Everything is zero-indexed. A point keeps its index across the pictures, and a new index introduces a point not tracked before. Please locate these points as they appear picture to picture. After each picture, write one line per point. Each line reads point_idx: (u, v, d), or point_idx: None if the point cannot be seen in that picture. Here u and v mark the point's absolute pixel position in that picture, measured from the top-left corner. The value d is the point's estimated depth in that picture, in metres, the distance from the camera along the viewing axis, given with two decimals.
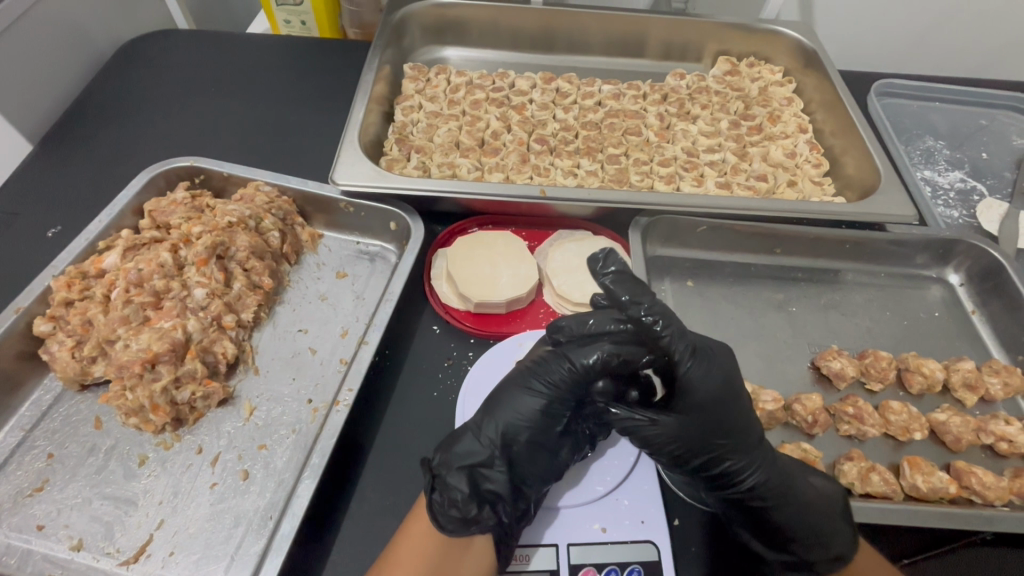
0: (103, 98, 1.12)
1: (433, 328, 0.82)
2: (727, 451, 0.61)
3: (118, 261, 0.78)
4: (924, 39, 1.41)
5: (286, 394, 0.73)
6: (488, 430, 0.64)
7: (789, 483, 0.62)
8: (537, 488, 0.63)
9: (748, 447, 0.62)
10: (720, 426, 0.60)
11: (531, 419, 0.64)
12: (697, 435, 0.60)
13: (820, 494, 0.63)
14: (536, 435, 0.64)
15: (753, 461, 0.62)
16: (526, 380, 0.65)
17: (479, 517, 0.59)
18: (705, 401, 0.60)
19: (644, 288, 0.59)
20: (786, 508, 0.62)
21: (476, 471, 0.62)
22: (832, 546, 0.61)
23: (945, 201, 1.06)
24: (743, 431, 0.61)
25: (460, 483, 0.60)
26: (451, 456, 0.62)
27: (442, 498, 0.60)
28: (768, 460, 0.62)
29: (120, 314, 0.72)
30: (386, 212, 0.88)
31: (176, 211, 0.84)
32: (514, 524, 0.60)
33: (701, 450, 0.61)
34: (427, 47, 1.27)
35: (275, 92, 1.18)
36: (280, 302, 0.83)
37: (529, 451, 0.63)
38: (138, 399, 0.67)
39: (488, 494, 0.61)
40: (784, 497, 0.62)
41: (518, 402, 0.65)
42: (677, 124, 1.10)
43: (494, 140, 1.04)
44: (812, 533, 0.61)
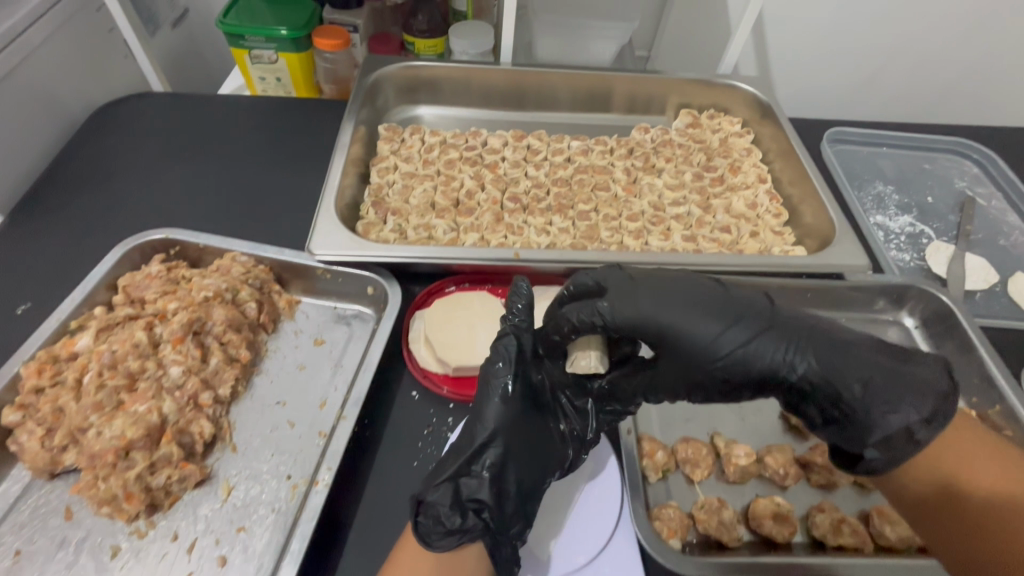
0: (76, 169, 1.13)
1: (412, 395, 0.83)
2: (749, 364, 0.63)
3: (91, 343, 0.75)
4: (869, 86, 1.51)
5: (264, 471, 0.73)
6: (472, 440, 0.65)
7: (833, 352, 0.61)
8: (519, 487, 0.64)
9: (768, 352, 0.62)
10: (717, 340, 0.63)
11: (501, 417, 0.67)
12: (720, 359, 0.63)
13: (856, 348, 0.61)
14: (511, 433, 0.66)
15: (771, 334, 0.63)
16: (493, 380, 0.69)
17: (463, 526, 0.60)
18: (665, 286, 0.67)
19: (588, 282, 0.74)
20: (840, 370, 0.60)
21: (458, 483, 0.62)
22: (925, 396, 0.57)
23: (897, 245, 1.11)
24: (739, 309, 0.65)
25: (444, 497, 0.60)
26: (430, 477, 0.63)
27: (427, 520, 0.60)
28: (790, 334, 0.62)
29: (92, 400, 0.70)
30: (362, 277, 0.89)
31: (150, 286, 0.83)
32: (500, 530, 0.61)
33: (718, 329, 0.64)
34: (401, 106, 1.31)
35: (251, 154, 1.20)
36: (257, 374, 0.83)
37: (511, 454, 0.65)
38: (111, 489, 0.66)
39: (472, 502, 0.61)
40: (838, 372, 0.60)
41: (489, 404, 0.68)
42: (643, 177, 1.14)
43: (468, 200, 1.07)
44: (895, 395, 0.58)
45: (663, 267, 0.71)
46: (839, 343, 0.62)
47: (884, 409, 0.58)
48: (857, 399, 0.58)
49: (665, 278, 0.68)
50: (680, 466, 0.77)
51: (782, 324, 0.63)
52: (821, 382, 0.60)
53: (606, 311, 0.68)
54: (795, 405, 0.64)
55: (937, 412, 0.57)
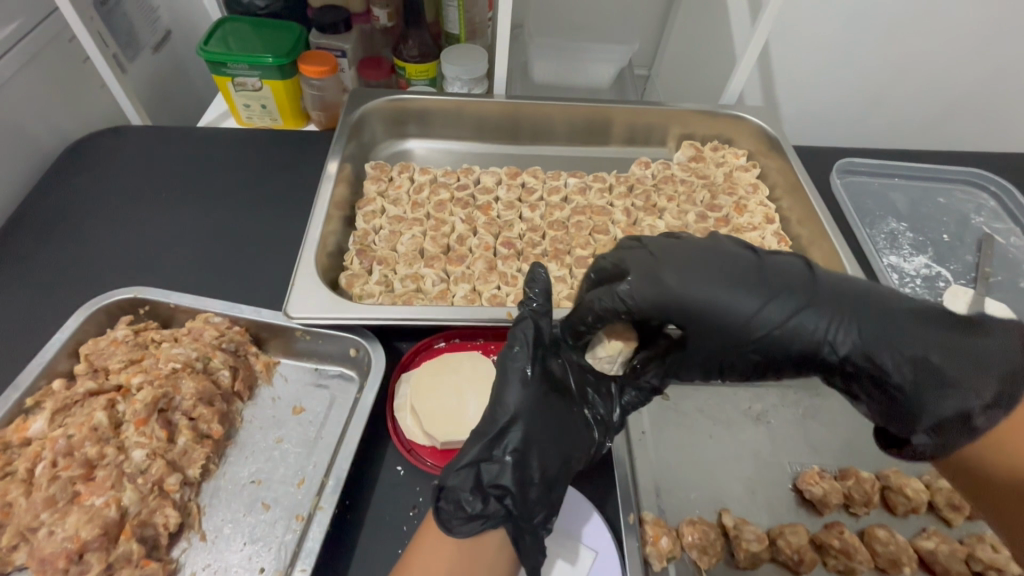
0: (47, 214, 1.07)
1: (397, 470, 0.77)
2: (797, 342, 0.65)
3: (45, 427, 0.69)
4: (879, 111, 1.45)
5: (235, 564, 0.68)
6: (489, 426, 0.66)
7: (884, 324, 0.62)
8: (542, 474, 0.64)
9: (817, 332, 0.64)
10: (759, 319, 0.65)
11: (521, 402, 0.67)
12: (765, 342, 0.66)
13: (903, 319, 0.62)
14: (531, 416, 0.66)
15: (814, 309, 0.64)
16: (511, 368, 0.69)
17: (485, 512, 0.62)
18: (703, 263, 0.68)
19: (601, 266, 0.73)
20: (886, 345, 0.61)
21: (479, 468, 0.63)
22: (986, 367, 0.57)
23: (913, 289, 1.05)
24: (780, 286, 0.65)
25: (463, 482, 0.62)
26: (449, 464, 0.64)
27: (448, 505, 0.62)
28: (833, 309, 0.64)
29: (44, 496, 0.64)
30: (344, 339, 0.83)
31: (115, 353, 0.77)
32: (522, 514, 0.62)
33: (762, 305, 0.65)
34: (390, 140, 1.25)
35: (232, 194, 1.14)
36: (230, 447, 0.77)
37: (531, 439, 0.65)
38: None
39: (494, 488, 0.63)
40: (890, 347, 0.61)
41: (507, 389, 0.68)
42: (644, 219, 1.08)
43: (459, 246, 1.01)
44: (953, 373, 0.58)
45: (684, 240, 0.71)
46: (888, 316, 0.62)
47: (939, 391, 0.58)
48: (904, 376, 0.61)
49: (694, 251, 0.69)
50: (686, 551, 0.71)
51: (823, 296, 0.64)
52: (873, 360, 0.62)
53: (627, 295, 0.67)
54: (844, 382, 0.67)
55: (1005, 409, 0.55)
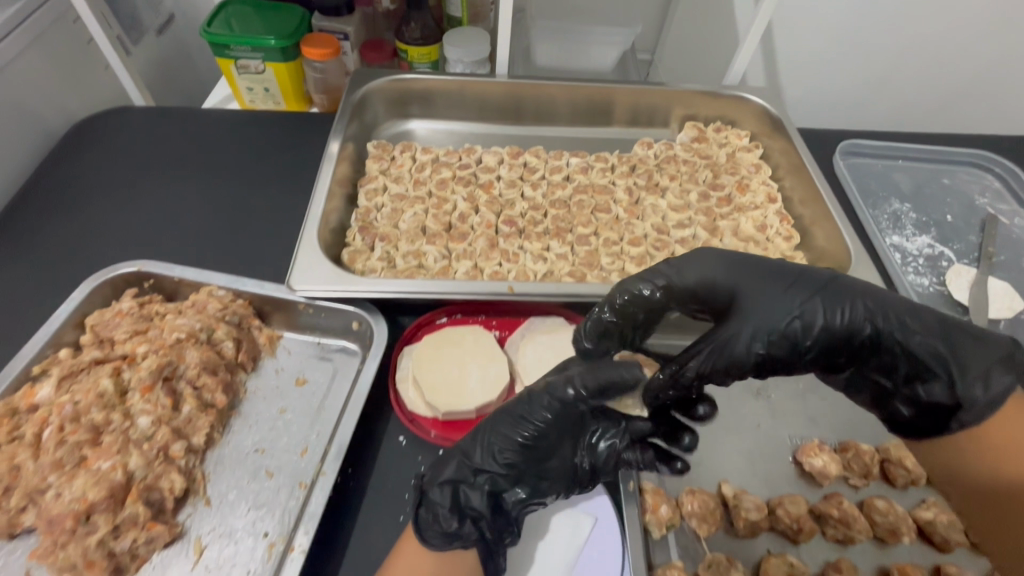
0: (52, 192, 1.08)
1: (399, 440, 0.78)
2: (835, 322, 0.62)
3: (52, 393, 0.70)
4: (884, 94, 1.44)
5: (239, 528, 0.68)
6: (477, 455, 0.66)
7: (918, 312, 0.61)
8: (518, 502, 0.67)
9: (857, 314, 0.62)
10: (799, 306, 0.63)
11: (513, 449, 0.66)
12: (798, 324, 0.63)
13: (920, 309, 0.62)
14: (519, 460, 0.66)
15: (837, 298, 0.63)
16: (511, 413, 0.66)
17: (460, 533, 0.63)
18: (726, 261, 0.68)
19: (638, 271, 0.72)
20: (906, 330, 0.60)
21: (458, 488, 0.65)
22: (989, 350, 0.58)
23: (915, 268, 1.05)
24: (801, 277, 0.65)
25: (443, 498, 0.64)
26: (434, 476, 0.66)
27: (426, 514, 0.64)
28: (851, 296, 0.63)
29: (51, 459, 0.65)
30: (346, 312, 0.84)
31: (120, 325, 0.78)
32: (494, 540, 0.65)
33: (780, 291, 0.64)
34: (392, 120, 1.25)
35: (235, 173, 1.14)
36: (234, 417, 0.78)
37: (512, 477, 0.66)
38: (69, 558, 0.61)
39: (470, 510, 0.64)
40: (908, 329, 0.60)
41: (501, 428, 0.66)
42: (646, 197, 1.08)
43: (461, 223, 1.01)
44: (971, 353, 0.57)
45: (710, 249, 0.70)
46: (930, 315, 0.61)
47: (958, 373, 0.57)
48: (946, 367, 0.58)
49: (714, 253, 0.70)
50: (685, 520, 0.72)
51: (840, 287, 0.64)
52: (910, 348, 0.60)
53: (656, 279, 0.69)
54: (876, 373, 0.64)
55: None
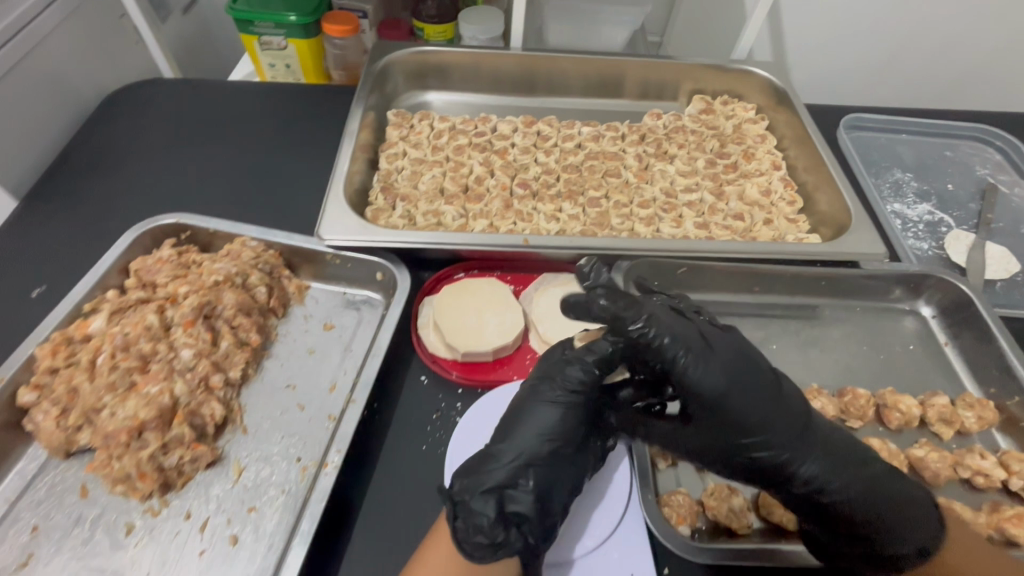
0: (87, 155, 1.13)
1: (421, 379, 0.83)
2: (759, 435, 0.63)
3: (104, 325, 0.77)
4: (890, 72, 1.47)
5: (274, 453, 0.74)
6: (513, 447, 0.66)
7: (840, 465, 0.63)
8: (562, 503, 0.64)
9: (789, 430, 0.63)
10: (765, 458, 0.63)
11: (550, 433, 0.66)
12: (764, 435, 0.63)
13: (843, 448, 0.65)
14: (557, 450, 0.66)
15: (798, 454, 0.63)
16: (543, 396, 0.69)
17: (506, 540, 0.59)
18: (712, 400, 0.62)
19: (632, 304, 0.63)
20: (840, 481, 0.63)
21: (500, 493, 0.62)
22: (894, 491, 0.63)
23: (915, 233, 1.09)
24: (769, 433, 0.63)
25: (485, 508, 0.60)
26: (470, 482, 0.63)
27: (465, 525, 0.59)
28: (816, 460, 0.63)
29: (106, 382, 0.72)
30: (371, 262, 0.89)
31: (161, 270, 0.84)
32: (539, 544, 0.60)
33: (732, 450, 0.64)
34: (410, 92, 1.30)
35: (261, 140, 1.20)
36: (267, 357, 0.83)
37: (553, 468, 0.65)
38: (124, 468, 0.67)
39: (514, 514, 0.61)
40: (843, 484, 0.63)
41: (536, 417, 0.68)
42: (655, 164, 1.13)
43: (477, 186, 1.06)
44: (880, 504, 0.62)
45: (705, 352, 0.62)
46: (849, 449, 0.65)
47: (869, 524, 0.62)
48: (869, 513, 0.62)
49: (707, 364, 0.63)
50: None
51: (809, 446, 0.63)
52: (807, 461, 0.63)
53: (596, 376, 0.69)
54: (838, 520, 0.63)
55: (927, 544, 0.60)
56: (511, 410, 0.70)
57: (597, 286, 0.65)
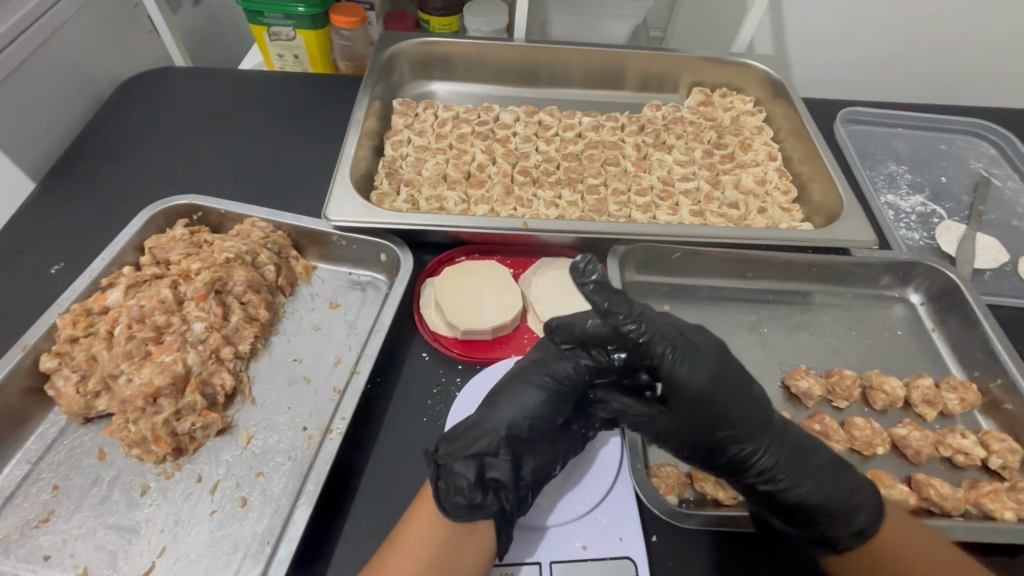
0: (102, 139, 1.17)
1: (422, 356, 0.86)
2: (727, 425, 0.66)
3: (121, 299, 0.81)
4: (888, 67, 1.49)
5: (281, 422, 0.77)
6: (497, 418, 0.68)
7: (798, 459, 0.66)
8: (536, 473, 0.67)
9: (754, 423, 0.66)
10: (730, 446, 0.66)
11: (534, 410, 0.68)
12: (732, 427, 0.66)
13: (805, 447, 0.68)
14: (537, 425, 0.68)
15: (761, 445, 0.66)
16: (531, 376, 0.71)
17: (483, 503, 0.62)
18: (693, 393, 0.65)
19: (621, 297, 0.68)
20: (799, 476, 0.65)
21: (481, 459, 0.65)
22: (853, 489, 0.64)
23: (907, 224, 1.11)
24: (739, 424, 0.66)
25: (467, 471, 0.63)
26: (455, 446, 0.65)
27: (446, 485, 0.63)
28: (777, 453, 0.66)
29: (123, 350, 0.76)
30: (376, 244, 0.92)
31: (175, 248, 0.87)
32: (514, 510, 0.63)
33: (699, 440, 0.67)
34: (415, 82, 1.33)
35: (270, 127, 1.23)
36: (275, 333, 0.87)
37: (532, 441, 0.68)
38: (140, 432, 0.71)
39: (492, 480, 0.64)
40: (800, 477, 0.65)
41: (521, 394, 0.70)
42: (653, 153, 1.16)
43: (479, 173, 1.09)
44: (838, 499, 0.63)
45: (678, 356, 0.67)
46: (812, 449, 0.68)
47: (823, 520, 0.64)
48: (825, 506, 0.64)
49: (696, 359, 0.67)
50: None
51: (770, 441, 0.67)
52: (765, 451, 0.66)
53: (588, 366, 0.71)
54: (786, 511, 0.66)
55: (866, 529, 0.62)
56: (498, 387, 0.72)
57: (586, 285, 0.68)
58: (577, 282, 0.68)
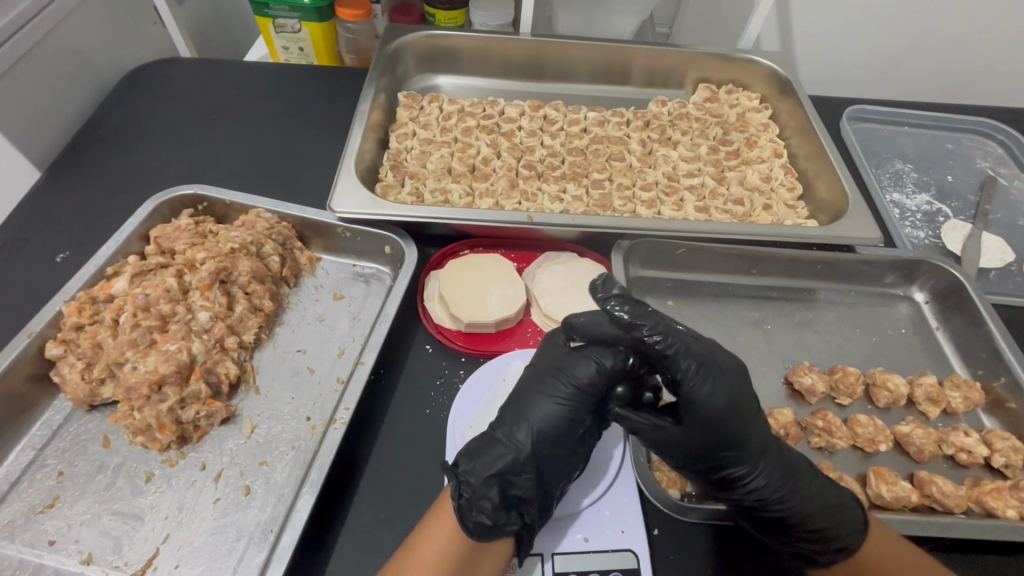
0: (107, 129, 1.17)
1: (426, 348, 0.86)
2: (731, 443, 0.63)
3: (126, 287, 0.81)
4: (896, 65, 1.48)
5: (285, 412, 0.77)
6: (520, 434, 0.67)
7: (793, 481, 0.65)
8: (559, 487, 0.67)
9: (755, 442, 0.64)
10: (730, 463, 0.64)
11: (557, 425, 0.67)
12: (735, 445, 0.63)
13: (804, 468, 0.67)
14: (561, 440, 0.67)
15: (760, 464, 0.64)
16: (552, 388, 0.69)
17: (505, 522, 0.62)
18: (704, 410, 0.62)
19: (645, 309, 0.64)
20: (795, 497, 0.64)
21: (503, 477, 0.65)
22: (843, 509, 0.64)
23: (912, 222, 1.11)
24: (743, 442, 0.64)
25: (490, 492, 0.62)
26: (477, 465, 0.65)
27: (468, 504, 0.62)
28: (776, 474, 0.64)
29: (128, 338, 0.76)
30: (380, 236, 0.93)
31: (180, 238, 0.88)
32: (535, 526, 0.64)
33: (701, 455, 0.64)
34: (420, 76, 1.33)
35: (275, 118, 1.23)
36: (279, 323, 0.87)
37: (555, 455, 0.67)
38: (145, 419, 0.71)
39: (514, 499, 0.64)
40: (795, 498, 0.64)
41: (544, 407, 0.68)
42: (658, 149, 1.16)
43: (484, 166, 1.09)
44: (829, 522, 0.63)
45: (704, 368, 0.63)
46: (812, 469, 0.67)
47: (809, 540, 0.64)
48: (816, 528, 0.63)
49: (715, 375, 0.63)
50: None
51: (770, 461, 0.65)
52: (759, 472, 0.65)
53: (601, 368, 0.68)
54: (772, 529, 0.66)
55: (851, 545, 0.63)
56: (517, 396, 0.71)
57: (608, 301, 0.65)
58: (597, 295, 0.66)
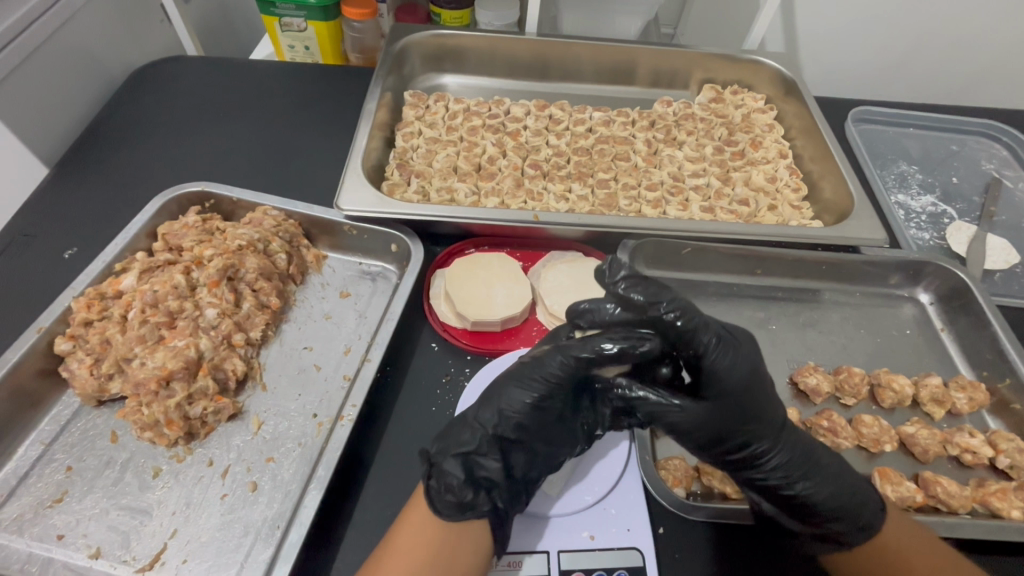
0: (114, 126, 1.17)
1: (431, 346, 0.86)
2: (754, 421, 0.64)
3: (135, 283, 0.82)
4: (901, 66, 1.48)
5: (292, 409, 0.78)
6: (484, 418, 0.67)
7: (811, 460, 0.66)
8: (527, 471, 0.67)
9: (774, 422, 0.65)
10: (754, 442, 0.64)
11: (522, 411, 0.66)
12: (758, 424, 0.64)
13: (818, 450, 0.67)
14: (525, 425, 0.67)
15: (779, 444, 0.65)
16: (522, 376, 0.67)
17: (474, 502, 0.62)
18: (730, 387, 0.62)
19: (659, 289, 0.65)
20: (813, 477, 0.65)
21: (470, 458, 0.65)
22: (858, 489, 0.65)
23: (917, 224, 1.11)
24: (766, 419, 0.64)
25: (456, 469, 0.63)
26: (445, 445, 0.66)
27: (438, 485, 0.63)
28: (795, 454, 0.65)
29: (136, 334, 0.77)
30: (387, 234, 0.93)
31: (187, 235, 0.88)
32: (506, 509, 0.64)
33: (727, 434, 0.64)
34: (426, 75, 1.33)
35: (281, 117, 1.23)
36: (285, 321, 0.87)
37: (522, 439, 0.67)
38: (153, 414, 0.71)
39: (483, 480, 0.64)
40: (813, 479, 0.65)
41: (510, 394, 0.67)
42: (663, 149, 1.16)
43: (490, 165, 1.09)
44: (848, 500, 0.64)
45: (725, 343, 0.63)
46: (824, 451, 0.68)
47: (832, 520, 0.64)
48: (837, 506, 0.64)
49: (739, 350, 0.63)
50: None
51: (789, 442, 0.65)
52: (780, 449, 0.65)
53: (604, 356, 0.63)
54: (793, 510, 0.66)
55: (872, 524, 0.63)
56: (488, 386, 0.70)
57: (616, 285, 0.66)
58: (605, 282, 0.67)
